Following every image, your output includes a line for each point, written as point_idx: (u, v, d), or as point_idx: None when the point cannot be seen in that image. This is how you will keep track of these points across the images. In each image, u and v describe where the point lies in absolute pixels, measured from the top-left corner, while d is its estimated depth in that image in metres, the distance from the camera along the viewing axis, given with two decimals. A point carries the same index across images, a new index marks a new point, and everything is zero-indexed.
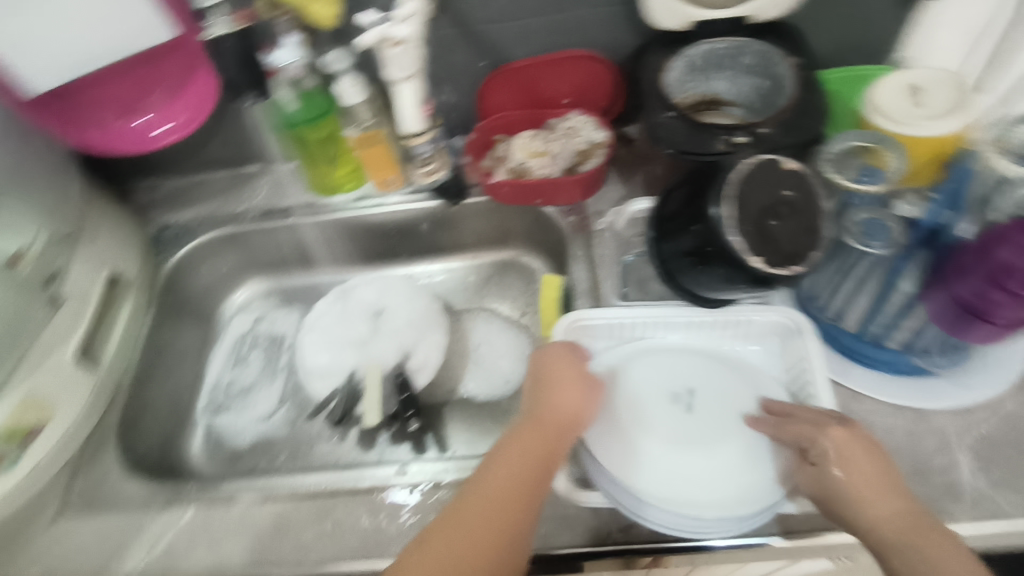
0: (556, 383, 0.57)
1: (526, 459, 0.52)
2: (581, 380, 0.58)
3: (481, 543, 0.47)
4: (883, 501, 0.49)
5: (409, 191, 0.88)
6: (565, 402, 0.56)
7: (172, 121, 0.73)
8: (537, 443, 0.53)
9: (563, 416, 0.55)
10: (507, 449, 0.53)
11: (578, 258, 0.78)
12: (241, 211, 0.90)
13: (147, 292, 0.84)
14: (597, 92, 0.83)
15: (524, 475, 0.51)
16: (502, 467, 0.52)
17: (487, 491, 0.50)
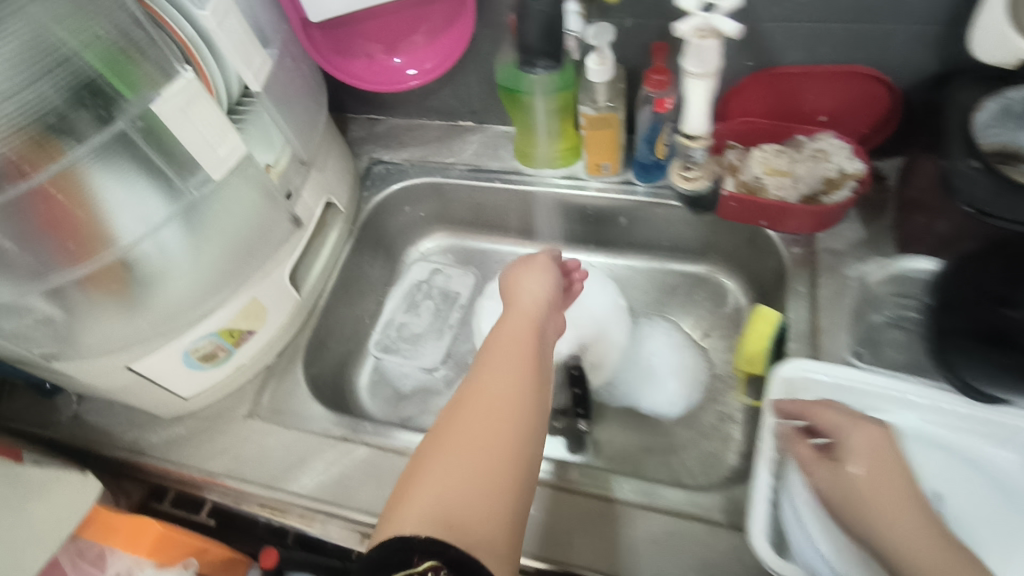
0: (526, 278, 0.70)
1: (510, 353, 0.57)
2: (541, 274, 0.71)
3: (469, 419, 0.51)
4: (906, 528, 0.46)
5: (621, 181, 0.83)
6: (527, 286, 0.69)
7: (422, 66, 0.73)
8: (520, 334, 0.61)
9: (532, 304, 0.66)
10: (490, 351, 0.58)
11: (799, 297, 0.70)
12: (449, 163, 0.90)
13: (352, 223, 0.87)
14: (860, 116, 0.73)
15: (513, 358, 0.57)
16: (485, 365, 0.56)
17: (465, 397, 0.53)
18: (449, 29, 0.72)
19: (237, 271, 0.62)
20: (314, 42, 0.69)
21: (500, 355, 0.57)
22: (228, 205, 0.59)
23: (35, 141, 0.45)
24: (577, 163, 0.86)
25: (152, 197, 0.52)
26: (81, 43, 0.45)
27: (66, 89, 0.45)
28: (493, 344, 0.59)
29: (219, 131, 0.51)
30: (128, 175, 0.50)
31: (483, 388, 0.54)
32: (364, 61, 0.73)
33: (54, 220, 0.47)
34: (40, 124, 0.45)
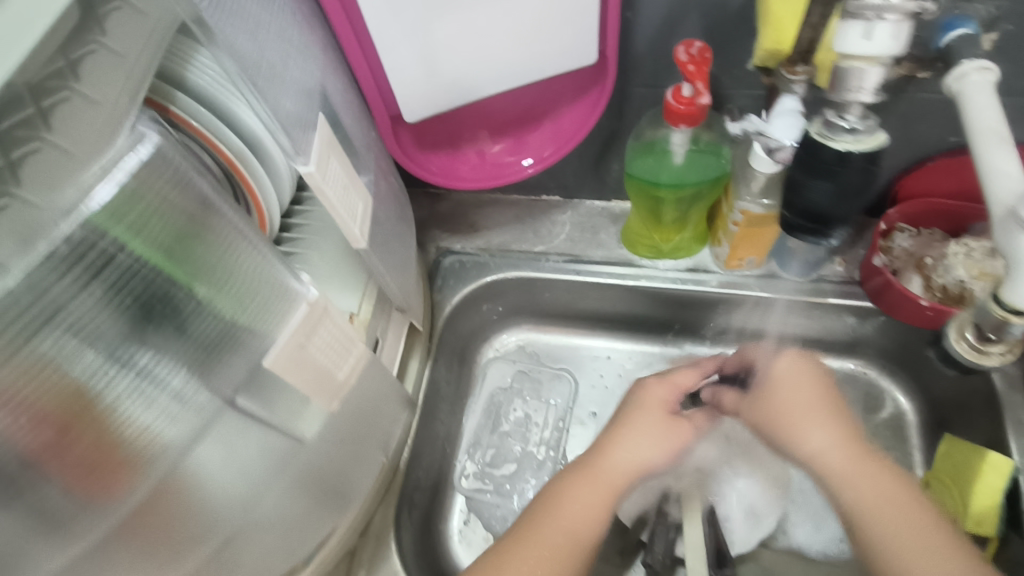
0: (637, 427, 0.53)
1: (588, 512, 0.50)
2: (667, 439, 0.53)
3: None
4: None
5: (761, 274, 0.68)
6: (638, 445, 0.52)
7: (539, 153, 0.54)
8: (596, 494, 0.50)
9: (626, 475, 0.51)
10: (569, 489, 0.51)
11: (1023, 430, 0.57)
12: (538, 252, 0.74)
13: (428, 338, 0.70)
14: None
15: (574, 526, 0.49)
16: (534, 530, 0.49)
17: (524, 543, 0.48)
18: (572, 109, 0.53)
19: (340, 500, 0.47)
20: (401, 141, 0.52)
21: (581, 498, 0.50)
22: (340, 431, 0.43)
23: (116, 435, 0.28)
24: (703, 252, 0.70)
25: (258, 451, 0.36)
26: (160, 256, 0.28)
27: (157, 348, 0.29)
28: (567, 499, 0.50)
29: (342, 351, 0.39)
30: (233, 438, 0.35)
31: (537, 539, 0.48)
32: (461, 155, 0.55)
33: (133, 527, 0.31)
34: (124, 407, 0.28)
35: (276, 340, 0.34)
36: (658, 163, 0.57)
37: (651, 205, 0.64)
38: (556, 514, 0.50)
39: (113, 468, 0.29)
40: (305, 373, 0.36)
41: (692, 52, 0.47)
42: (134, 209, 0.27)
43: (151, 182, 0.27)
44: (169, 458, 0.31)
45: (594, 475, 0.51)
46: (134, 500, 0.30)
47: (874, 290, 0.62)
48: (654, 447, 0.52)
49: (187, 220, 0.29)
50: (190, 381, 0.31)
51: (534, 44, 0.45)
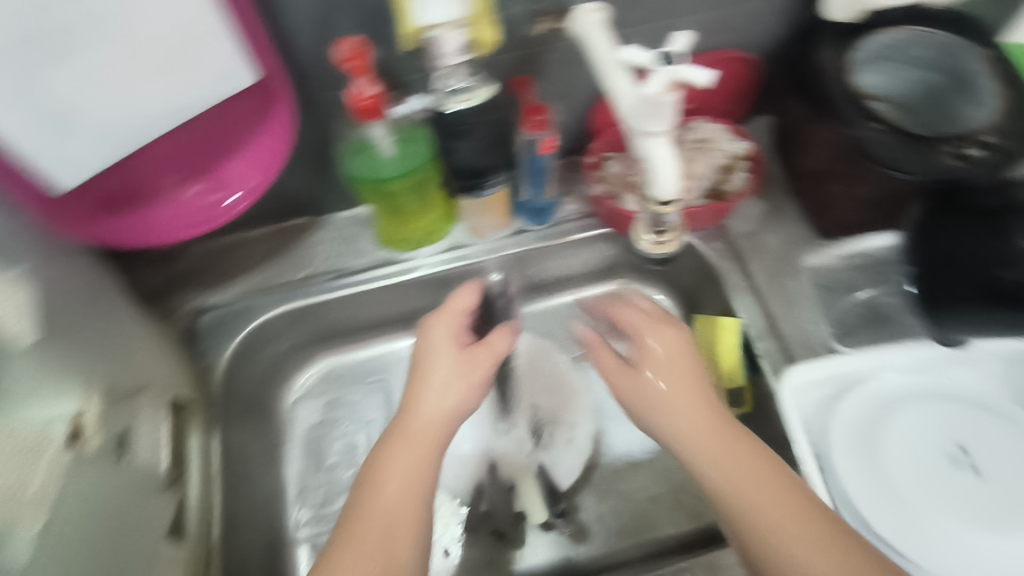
0: (438, 373, 0.55)
1: (414, 473, 0.50)
2: (468, 374, 0.55)
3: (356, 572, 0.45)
4: (735, 458, 0.49)
5: (512, 233, 0.73)
6: (443, 387, 0.54)
7: (244, 185, 0.51)
8: (421, 445, 0.51)
9: (441, 425, 0.52)
10: (390, 459, 0.50)
11: (741, 291, 0.69)
12: (299, 279, 0.71)
13: (207, 405, 0.64)
14: (722, 92, 0.71)
15: (408, 486, 0.49)
16: (371, 498, 0.48)
17: (354, 535, 0.47)
18: (260, 131, 0.51)
19: None
20: (72, 213, 0.46)
21: (401, 464, 0.50)
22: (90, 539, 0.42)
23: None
24: (456, 229, 0.73)
25: None
26: None
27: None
28: (389, 475, 0.49)
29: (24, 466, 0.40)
30: None
31: (387, 495, 0.48)
32: (156, 211, 0.50)
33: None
34: None
35: None
36: (371, 161, 0.58)
37: (386, 203, 0.64)
38: (385, 480, 0.49)
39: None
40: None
41: (350, 48, 0.47)
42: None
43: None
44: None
45: (407, 432, 0.52)
46: None
47: (601, 213, 0.71)
48: (460, 388, 0.54)
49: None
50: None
51: (179, 79, 0.42)
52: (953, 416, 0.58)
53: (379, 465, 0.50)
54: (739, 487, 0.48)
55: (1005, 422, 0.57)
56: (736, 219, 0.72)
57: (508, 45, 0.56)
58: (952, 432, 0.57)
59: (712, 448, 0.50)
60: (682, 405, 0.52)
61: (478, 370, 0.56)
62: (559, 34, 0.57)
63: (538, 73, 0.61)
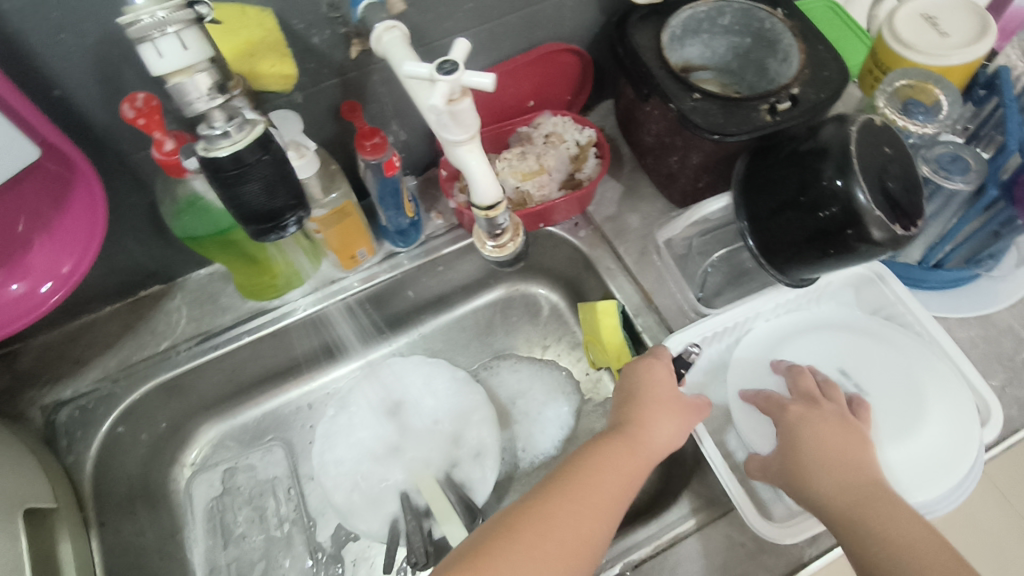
0: (663, 401, 0.55)
1: (622, 482, 0.50)
2: (685, 412, 0.55)
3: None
4: (847, 474, 0.49)
5: (383, 258, 0.72)
6: (657, 419, 0.54)
7: (56, 272, 0.48)
8: (625, 466, 0.51)
9: (645, 455, 0.52)
10: (596, 475, 0.50)
11: (614, 273, 0.70)
12: (165, 349, 0.67)
13: (79, 509, 0.59)
14: (561, 86, 0.73)
15: (617, 499, 0.49)
16: (548, 523, 0.46)
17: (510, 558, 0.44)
18: (63, 211, 0.48)
19: None
20: None
21: (610, 479, 0.50)
22: None
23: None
24: (324, 265, 0.71)
25: None
26: None
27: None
28: (588, 494, 0.48)
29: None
30: None
31: (551, 517, 0.46)
32: None
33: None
34: None
35: None
36: (203, 217, 0.56)
37: (235, 253, 0.62)
38: (580, 503, 0.47)
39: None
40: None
41: (137, 105, 0.44)
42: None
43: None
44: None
45: (608, 458, 0.51)
46: None
47: (465, 223, 0.71)
48: (678, 425, 0.54)
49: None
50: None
51: None
52: (828, 345, 0.60)
53: (551, 504, 0.47)
54: (870, 519, 0.46)
55: (876, 340, 0.59)
56: (597, 204, 0.74)
57: (323, 75, 0.55)
58: (832, 360, 0.59)
59: (828, 438, 0.51)
60: (822, 430, 0.52)
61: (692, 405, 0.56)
62: (373, 57, 0.56)
63: (366, 97, 0.60)
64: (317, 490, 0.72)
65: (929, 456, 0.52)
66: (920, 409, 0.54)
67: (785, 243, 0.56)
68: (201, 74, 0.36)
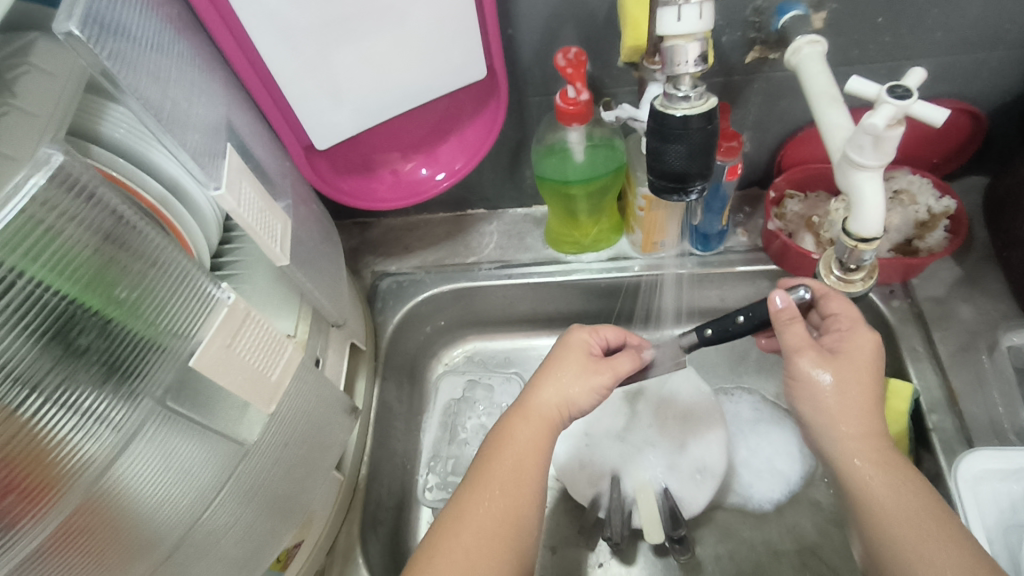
0: (564, 370, 0.58)
1: (533, 451, 0.55)
2: (596, 376, 0.58)
3: (473, 531, 0.51)
4: (893, 486, 0.46)
5: (676, 254, 0.74)
6: (564, 382, 0.58)
7: (451, 166, 0.59)
8: (534, 429, 0.56)
9: (552, 415, 0.56)
10: (511, 428, 0.56)
11: (920, 356, 0.63)
12: (470, 263, 0.78)
13: (374, 358, 0.72)
14: (936, 146, 0.67)
15: (525, 458, 0.54)
16: (478, 504, 0.52)
17: (475, 494, 0.53)
18: (474, 121, 0.58)
19: (291, 508, 0.47)
20: (316, 169, 0.54)
21: (522, 437, 0.55)
22: (285, 437, 0.45)
23: (51, 453, 0.30)
24: (621, 240, 0.76)
25: (196, 460, 0.38)
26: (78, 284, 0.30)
27: (74, 361, 0.30)
28: (494, 480, 0.53)
29: (271, 353, 0.40)
30: (168, 448, 0.36)
31: (487, 505, 0.52)
32: (375, 177, 0.59)
33: (70, 537, 0.32)
34: (70, 440, 0.31)
35: (200, 343, 0.35)
36: (562, 162, 0.62)
37: (566, 202, 0.69)
38: (507, 446, 0.55)
39: (52, 491, 0.30)
40: (235, 373, 0.37)
41: (569, 57, 0.52)
42: (33, 239, 0.28)
43: (53, 204, 0.28)
44: (101, 468, 0.33)
45: (518, 426, 0.56)
46: (65, 518, 0.31)
47: (771, 249, 0.70)
48: (584, 383, 0.57)
49: (108, 247, 0.31)
50: (111, 398, 0.32)
51: (431, 65, 0.50)
52: None
53: (509, 443, 0.55)
54: (886, 503, 0.46)
55: None
56: (923, 280, 0.67)
57: (714, 72, 0.59)
58: None
59: (853, 433, 0.48)
60: (854, 440, 0.48)
61: (609, 371, 0.59)
62: (769, 67, 0.58)
63: (735, 103, 0.62)
64: None
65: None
66: None
67: None
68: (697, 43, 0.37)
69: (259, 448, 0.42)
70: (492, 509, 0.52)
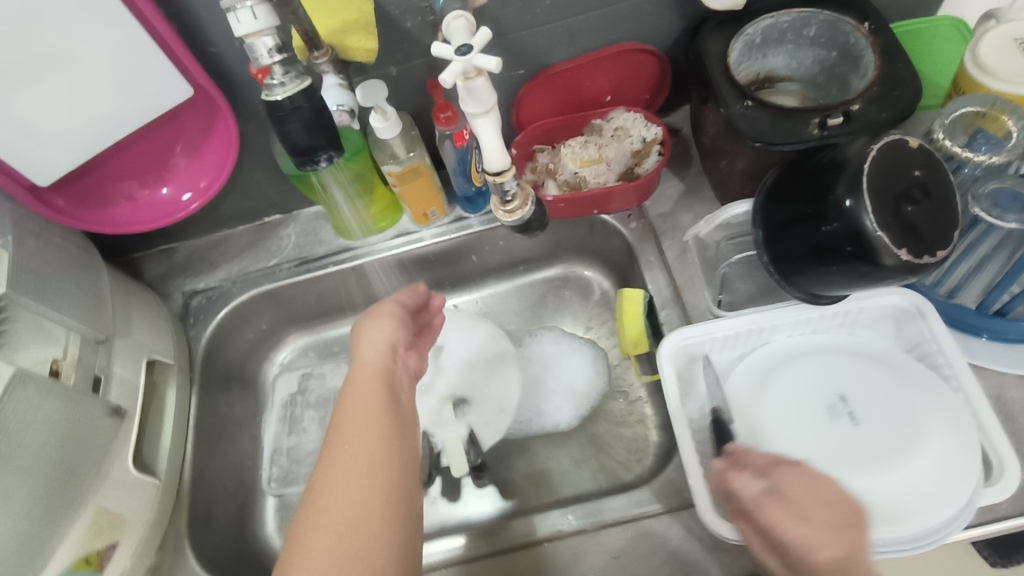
0: (375, 329, 0.59)
1: (375, 403, 0.52)
2: (389, 323, 0.61)
3: (342, 504, 0.45)
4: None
5: (452, 220, 0.82)
6: (374, 336, 0.59)
7: (196, 184, 0.65)
8: (368, 385, 0.53)
9: (380, 358, 0.57)
10: (349, 395, 0.53)
11: (653, 265, 0.73)
12: (272, 265, 0.83)
13: (189, 370, 0.77)
14: (641, 83, 0.76)
15: (373, 409, 0.51)
16: (336, 466, 0.47)
17: (329, 469, 0.47)
18: (209, 139, 0.64)
19: (66, 502, 0.53)
20: (57, 207, 0.60)
21: (357, 397, 0.52)
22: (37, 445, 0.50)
23: None
24: (403, 218, 0.83)
25: None
26: None
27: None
28: (345, 444, 0.48)
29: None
30: None
31: (346, 460, 0.47)
32: (125, 204, 0.64)
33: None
34: None
35: None
36: None
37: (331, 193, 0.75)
38: (353, 407, 0.51)
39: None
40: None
41: None
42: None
43: None
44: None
45: (356, 388, 0.53)
46: None
47: None
48: (391, 331, 0.60)
49: None
50: None
51: (127, 94, 0.55)
52: (832, 368, 0.59)
53: (349, 405, 0.52)
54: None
55: (893, 373, 0.58)
56: (653, 201, 0.77)
57: (413, 55, 0.66)
58: (835, 383, 0.58)
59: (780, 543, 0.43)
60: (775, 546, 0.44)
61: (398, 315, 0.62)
62: None
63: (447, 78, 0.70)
64: None
65: (880, 494, 0.52)
66: (913, 444, 0.53)
67: (791, 256, 0.55)
68: (268, 36, 0.46)
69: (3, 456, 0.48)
70: (363, 477, 0.46)
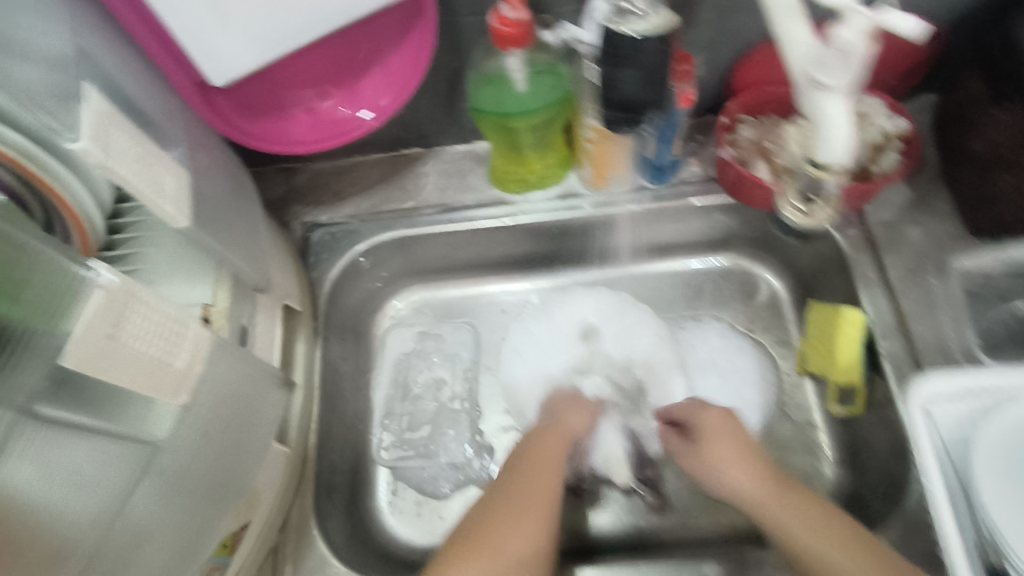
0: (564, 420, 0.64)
1: (549, 467, 0.57)
2: (585, 407, 0.66)
3: (497, 540, 0.50)
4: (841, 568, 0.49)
5: (628, 189, 0.70)
6: (569, 423, 0.63)
7: (376, 103, 0.52)
8: (551, 450, 0.59)
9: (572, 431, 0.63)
10: (533, 447, 0.60)
11: (871, 282, 0.63)
12: (409, 208, 0.72)
13: (312, 318, 0.67)
14: (887, 62, 0.64)
15: (548, 467, 0.57)
16: (493, 522, 0.52)
17: (494, 508, 0.53)
18: (399, 49, 0.51)
19: (226, 491, 0.44)
20: (220, 112, 0.47)
21: (540, 455, 0.58)
22: (209, 418, 0.40)
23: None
24: (570, 176, 0.71)
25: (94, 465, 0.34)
26: None
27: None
28: (521, 486, 0.55)
29: (171, 334, 0.34)
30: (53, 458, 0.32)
31: (518, 494, 0.54)
32: (296, 118, 0.52)
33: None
34: None
35: (69, 339, 0.29)
36: (499, 92, 0.56)
37: (507, 136, 0.63)
38: (527, 463, 0.57)
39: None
40: (125, 370, 0.31)
41: None
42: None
43: None
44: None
45: (542, 451, 0.59)
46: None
47: (724, 179, 0.67)
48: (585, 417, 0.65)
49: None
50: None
51: None
52: None
53: (518, 464, 0.58)
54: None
55: None
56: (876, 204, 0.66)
57: None
58: None
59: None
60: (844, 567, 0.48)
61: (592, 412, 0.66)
62: None
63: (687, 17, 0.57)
64: (492, 383, 0.76)
65: None
66: None
67: None
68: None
69: (174, 445, 0.38)
70: (523, 513, 0.52)
